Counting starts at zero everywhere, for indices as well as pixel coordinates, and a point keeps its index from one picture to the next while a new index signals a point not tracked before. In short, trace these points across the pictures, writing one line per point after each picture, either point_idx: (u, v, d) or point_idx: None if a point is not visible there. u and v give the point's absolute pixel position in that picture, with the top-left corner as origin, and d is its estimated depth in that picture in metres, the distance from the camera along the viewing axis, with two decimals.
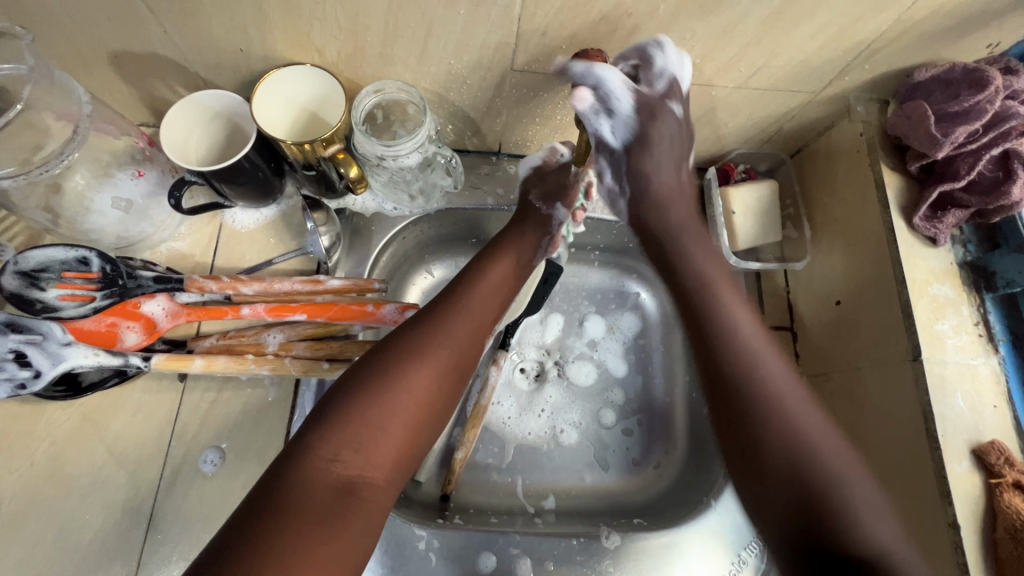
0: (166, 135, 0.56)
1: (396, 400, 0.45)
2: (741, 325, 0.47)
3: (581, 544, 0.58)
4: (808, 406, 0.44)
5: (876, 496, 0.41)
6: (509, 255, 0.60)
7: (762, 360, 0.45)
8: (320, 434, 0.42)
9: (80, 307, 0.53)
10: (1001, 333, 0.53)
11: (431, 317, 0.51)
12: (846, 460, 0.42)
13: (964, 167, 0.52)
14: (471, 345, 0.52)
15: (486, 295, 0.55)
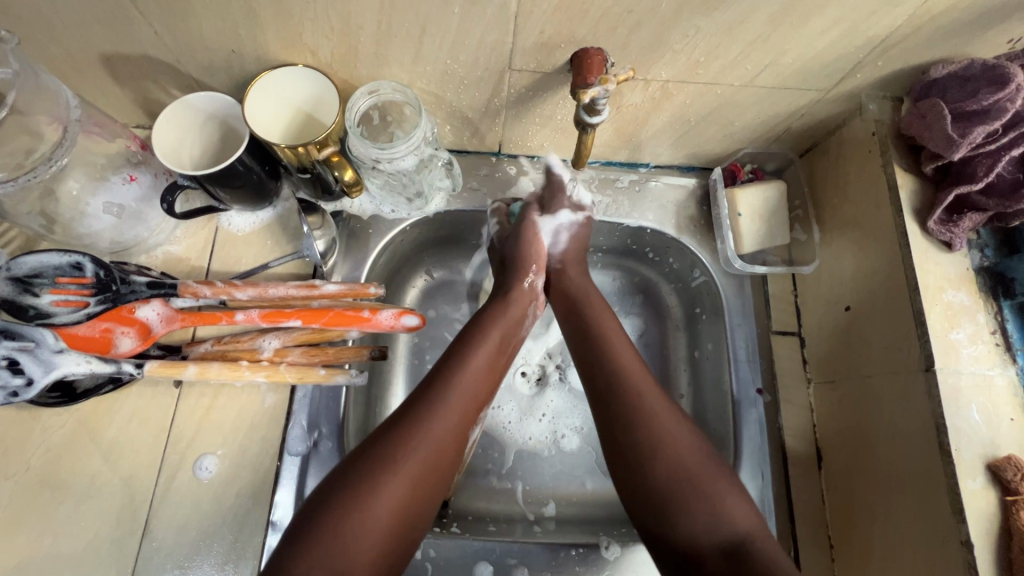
0: (159, 137, 0.54)
1: (374, 509, 0.43)
2: (636, 380, 0.53)
3: (580, 555, 0.57)
4: (678, 424, 0.50)
5: (733, 485, 0.48)
6: (493, 338, 0.57)
7: (657, 417, 0.50)
8: (304, 546, 0.41)
9: (73, 312, 0.53)
10: (1020, 341, 0.50)
11: (412, 413, 0.49)
12: (712, 468, 0.48)
13: (982, 168, 0.50)
14: (454, 441, 0.49)
15: (478, 377, 0.54)
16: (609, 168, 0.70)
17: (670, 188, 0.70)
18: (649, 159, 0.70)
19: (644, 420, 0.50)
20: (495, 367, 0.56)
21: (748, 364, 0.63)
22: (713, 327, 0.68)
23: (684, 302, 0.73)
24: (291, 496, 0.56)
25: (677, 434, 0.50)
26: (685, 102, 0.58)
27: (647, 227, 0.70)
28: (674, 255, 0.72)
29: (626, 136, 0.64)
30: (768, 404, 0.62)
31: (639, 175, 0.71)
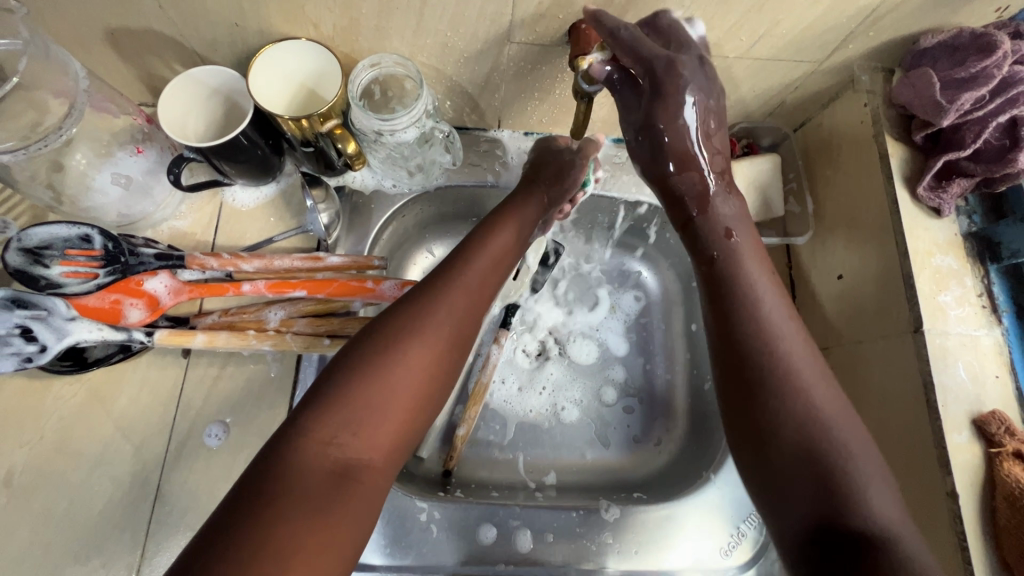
0: (165, 113, 0.56)
1: (394, 377, 0.42)
2: (787, 348, 0.45)
3: (581, 516, 0.59)
4: (825, 394, 0.43)
5: (880, 480, 0.40)
6: (505, 228, 0.56)
7: (805, 392, 0.43)
8: (321, 411, 0.40)
9: (83, 284, 0.54)
10: (1006, 303, 0.52)
11: (425, 294, 0.47)
12: (863, 454, 0.41)
13: (969, 136, 0.51)
14: (471, 322, 0.49)
15: (492, 267, 0.53)
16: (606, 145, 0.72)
17: None
18: None
19: (797, 396, 0.42)
20: (506, 257, 0.55)
21: None
22: None
23: (681, 278, 0.77)
24: None
25: (821, 411, 0.42)
26: None
27: (644, 202, 0.71)
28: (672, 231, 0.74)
29: None
30: None
31: None
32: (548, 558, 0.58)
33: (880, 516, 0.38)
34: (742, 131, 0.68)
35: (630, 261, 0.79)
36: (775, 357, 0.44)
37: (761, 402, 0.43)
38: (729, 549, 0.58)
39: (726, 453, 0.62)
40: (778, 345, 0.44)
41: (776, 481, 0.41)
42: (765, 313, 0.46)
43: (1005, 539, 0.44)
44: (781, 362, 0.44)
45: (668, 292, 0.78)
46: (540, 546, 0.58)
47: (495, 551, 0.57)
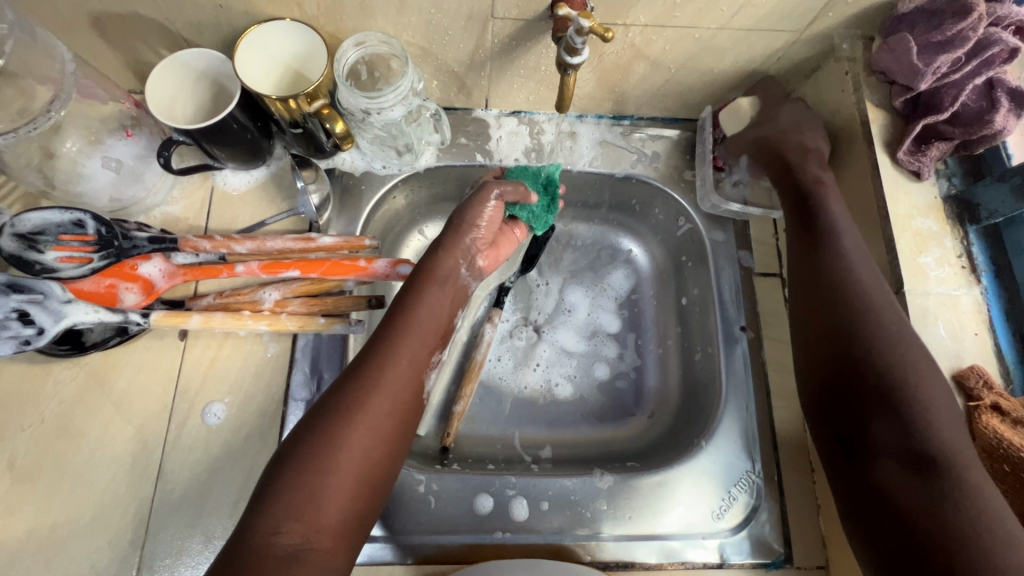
0: (152, 95, 0.55)
1: (335, 461, 0.42)
2: (873, 295, 0.50)
3: (575, 484, 0.61)
4: (898, 323, 0.48)
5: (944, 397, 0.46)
6: (440, 286, 0.54)
7: (887, 326, 0.48)
8: (264, 505, 0.40)
9: (79, 268, 0.55)
10: (984, 263, 0.53)
11: (362, 374, 0.46)
12: (930, 378, 0.46)
13: (947, 99, 0.52)
14: (413, 388, 0.48)
15: (423, 326, 0.51)
16: (595, 122, 0.72)
17: (656, 139, 0.72)
18: (633, 111, 0.72)
19: (881, 325, 0.48)
20: (444, 317, 0.54)
21: (733, 305, 0.67)
22: (697, 272, 0.72)
23: (670, 252, 0.77)
24: None
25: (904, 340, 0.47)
26: (664, 47, 0.59)
27: (633, 176, 0.72)
28: (658, 205, 0.74)
29: (610, 86, 0.66)
30: (752, 340, 0.66)
31: (623, 128, 0.72)
32: (543, 526, 0.59)
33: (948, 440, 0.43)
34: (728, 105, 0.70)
35: (619, 238, 0.80)
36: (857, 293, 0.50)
37: (845, 345, 0.49)
38: (721, 512, 0.60)
39: (717, 420, 0.63)
40: (858, 288, 0.50)
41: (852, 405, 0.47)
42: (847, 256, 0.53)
43: None
44: (862, 295, 0.50)
45: (657, 268, 0.78)
46: (535, 514, 0.59)
47: (492, 521, 0.59)
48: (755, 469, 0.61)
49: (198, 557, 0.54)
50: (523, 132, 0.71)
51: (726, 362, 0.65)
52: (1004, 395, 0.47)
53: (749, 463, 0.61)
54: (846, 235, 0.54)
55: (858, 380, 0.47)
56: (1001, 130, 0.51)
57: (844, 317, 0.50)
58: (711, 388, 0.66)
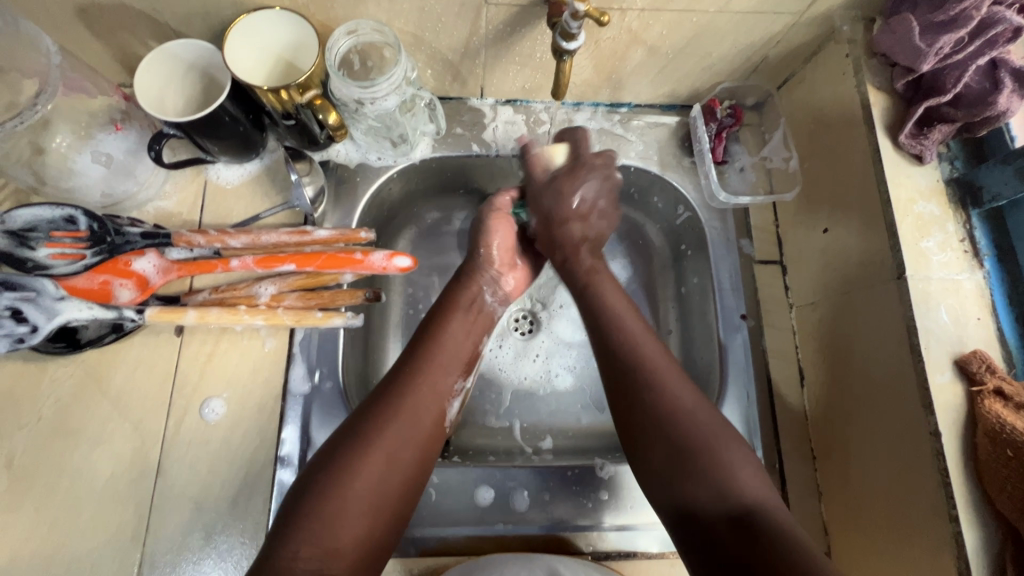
0: (142, 88, 0.55)
1: (356, 482, 0.44)
2: (651, 358, 0.53)
3: (576, 475, 0.60)
4: (698, 406, 0.50)
5: (744, 457, 0.48)
6: (460, 315, 0.59)
7: (673, 393, 0.50)
8: (289, 527, 0.42)
9: (71, 265, 0.54)
10: (987, 247, 0.52)
11: (386, 402, 0.49)
12: (721, 436, 0.48)
13: (949, 81, 0.51)
14: (433, 415, 0.51)
15: (445, 356, 0.55)
16: (592, 110, 0.71)
17: (654, 127, 0.72)
18: (630, 98, 0.71)
19: (661, 395, 0.50)
20: (467, 346, 0.58)
21: (733, 293, 0.67)
22: (698, 260, 0.71)
23: (670, 241, 0.76)
24: (296, 432, 0.58)
25: (708, 409, 0.50)
26: (662, 31, 0.58)
27: (631, 165, 0.71)
28: (658, 194, 0.73)
29: (607, 73, 0.65)
30: (752, 328, 0.66)
31: (621, 115, 0.72)
32: (544, 515, 0.59)
33: (747, 492, 0.45)
34: (726, 91, 0.70)
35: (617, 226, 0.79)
36: (638, 369, 0.52)
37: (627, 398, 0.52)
38: None
39: (717, 409, 0.63)
40: (648, 363, 0.53)
41: (645, 444, 0.49)
42: (634, 345, 0.54)
43: (985, 472, 0.45)
44: (645, 375, 0.52)
45: (654, 258, 0.77)
46: (536, 505, 0.59)
47: (493, 513, 0.59)
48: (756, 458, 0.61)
49: (199, 553, 0.54)
50: (520, 121, 0.70)
51: (727, 351, 0.65)
52: (1006, 379, 0.47)
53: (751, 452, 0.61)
54: (642, 337, 0.55)
55: (652, 424, 0.49)
56: (1005, 111, 0.50)
57: (630, 376, 0.52)
58: (711, 378, 0.66)
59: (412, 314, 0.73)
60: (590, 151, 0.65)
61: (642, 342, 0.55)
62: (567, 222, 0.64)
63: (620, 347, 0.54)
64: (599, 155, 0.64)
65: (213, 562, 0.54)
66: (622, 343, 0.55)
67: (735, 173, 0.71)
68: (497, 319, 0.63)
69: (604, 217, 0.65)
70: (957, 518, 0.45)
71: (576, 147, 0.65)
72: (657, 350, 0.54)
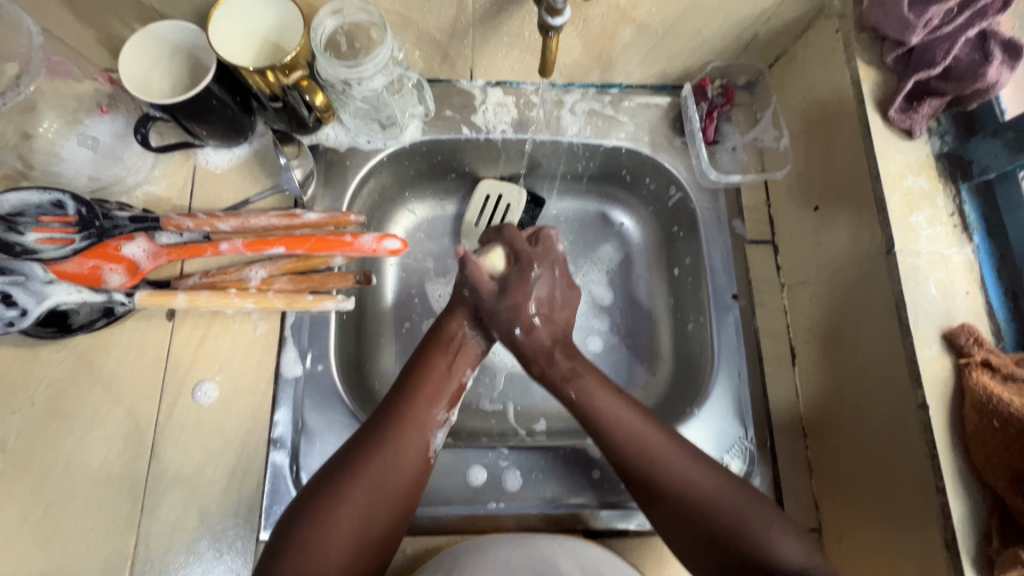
0: (127, 71, 0.54)
1: (334, 515, 0.46)
2: (631, 420, 0.54)
3: (567, 454, 0.61)
4: (701, 468, 0.51)
5: (780, 524, 0.48)
6: (443, 354, 0.58)
7: (683, 475, 0.50)
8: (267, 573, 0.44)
9: (59, 249, 0.54)
10: (977, 222, 0.52)
11: (366, 438, 0.51)
12: (756, 514, 0.48)
13: (940, 52, 0.51)
14: (417, 452, 0.52)
15: (426, 395, 0.55)
16: (582, 92, 0.71)
17: (645, 107, 0.71)
18: (621, 79, 0.70)
19: (670, 476, 0.50)
20: (452, 379, 0.57)
21: (724, 274, 0.67)
22: (689, 242, 0.71)
23: (663, 223, 0.75)
24: (289, 415, 0.59)
25: (734, 488, 0.50)
26: (650, 9, 0.57)
27: (622, 146, 0.70)
28: (649, 175, 0.73)
29: (597, 53, 0.64)
30: (743, 308, 0.66)
31: (611, 97, 0.71)
32: (536, 494, 0.59)
33: (791, 557, 0.46)
34: (717, 71, 0.70)
35: (611, 208, 0.78)
36: (643, 459, 0.52)
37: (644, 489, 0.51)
38: None
39: (708, 387, 0.63)
40: (657, 453, 0.52)
41: (673, 532, 0.50)
42: (618, 414, 0.55)
43: (972, 443, 0.45)
44: (654, 462, 0.51)
45: (647, 241, 0.77)
46: (528, 484, 0.60)
47: (486, 492, 0.59)
48: (748, 435, 0.61)
49: (193, 534, 0.55)
50: (510, 103, 0.70)
51: (718, 331, 0.65)
52: (994, 351, 0.47)
53: (741, 430, 0.61)
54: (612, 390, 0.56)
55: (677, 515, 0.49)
56: (994, 83, 0.50)
57: (639, 466, 0.52)
58: (703, 359, 0.66)
59: (406, 299, 0.74)
60: (525, 242, 0.63)
61: (621, 409, 0.55)
62: (532, 329, 0.59)
63: (627, 451, 0.52)
64: (540, 245, 0.63)
65: (208, 544, 0.55)
66: (596, 401, 0.56)
67: (726, 154, 0.71)
68: (482, 353, 0.61)
69: (564, 308, 0.62)
70: (943, 489, 0.46)
71: (512, 245, 0.62)
72: (638, 412, 0.55)
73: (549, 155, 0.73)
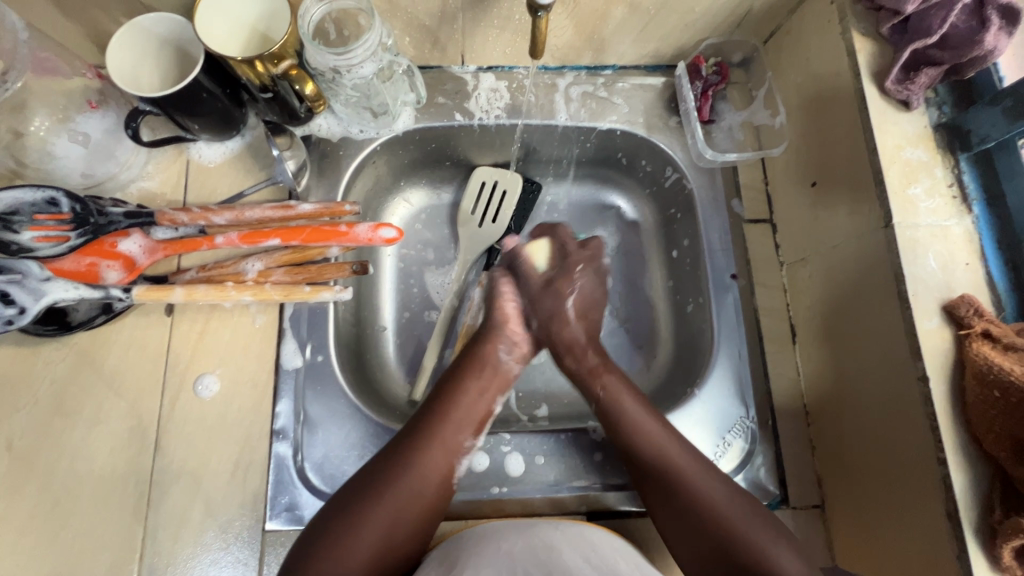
0: (114, 61, 0.54)
1: (357, 536, 0.48)
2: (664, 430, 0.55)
3: (569, 438, 0.61)
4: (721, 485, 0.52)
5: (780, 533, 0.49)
6: (478, 377, 0.58)
7: (705, 490, 0.52)
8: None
9: (56, 247, 0.53)
10: (976, 192, 0.52)
11: (394, 461, 0.52)
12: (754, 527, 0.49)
13: (936, 22, 0.50)
14: (438, 482, 0.53)
15: (457, 420, 0.56)
16: (574, 75, 0.70)
17: (640, 88, 0.70)
18: (613, 60, 0.70)
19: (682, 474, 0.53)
20: (482, 405, 0.58)
21: (722, 253, 0.66)
22: (687, 223, 0.70)
23: (660, 206, 0.75)
24: (291, 405, 0.59)
25: (735, 498, 0.51)
26: None
27: (616, 129, 0.70)
28: (645, 157, 0.72)
29: (589, 33, 0.63)
30: (743, 288, 0.66)
31: (605, 78, 0.71)
32: (538, 478, 0.59)
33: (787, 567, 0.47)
34: (711, 48, 0.69)
35: (607, 193, 0.78)
36: (664, 468, 0.53)
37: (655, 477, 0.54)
38: (716, 458, 0.60)
39: (709, 367, 0.63)
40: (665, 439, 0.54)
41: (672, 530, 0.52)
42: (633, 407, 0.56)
43: (973, 413, 0.45)
44: (672, 470, 0.53)
45: (645, 224, 0.76)
46: (530, 469, 0.60)
47: (488, 477, 0.59)
48: (749, 415, 0.61)
49: (200, 525, 0.55)
50: (502, 88, 0.69)
51: (719, 311, 0.64)
52: (994, 322, 0.47)
53: (742, 409, 0.61)
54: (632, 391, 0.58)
55: (684, 524, 0.51)
56: (992, 51, 0.50)
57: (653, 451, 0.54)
58: (702, 340, 0.66)
59: (405, 288, 0.73)
60: (575, 243, 0.66)
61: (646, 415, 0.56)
62: (569, 324, 0.62)
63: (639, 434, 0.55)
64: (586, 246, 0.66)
65: (215, 534, 0.55)
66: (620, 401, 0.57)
67: (722, 133, 0.70)
68: (515, 376, 0.62)
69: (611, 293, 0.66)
70: (945, 460, 0.45)
71: (561, 245, 0.65)
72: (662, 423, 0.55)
73: (543, 140, 0.72)
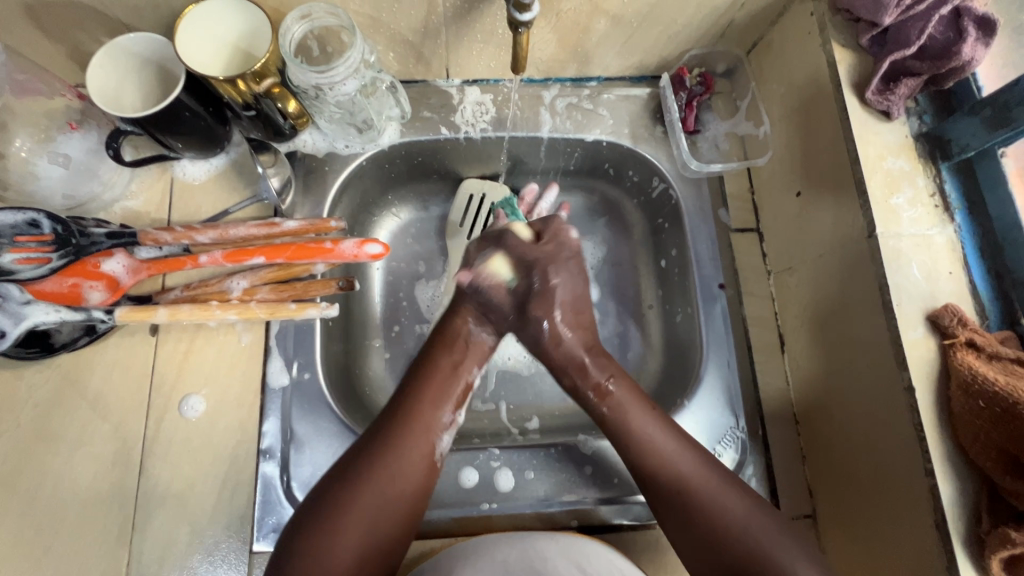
0: (94, 81, 0.54)
1: (338, 531, 0.46)
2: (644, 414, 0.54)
3: (560, 452, 0.61)
4: (728, 488, 0.50)
5: (785, 528, 0.48)
6: (449, 354, 0.56)
7: (676, 467, 0.51)
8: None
9: (37, 269, 0.52)
10: (958, 201, 0.52)
11: (368, 451, 0.50)
12: (756, 515, 0.48)
13: (914, 32, 0.50)
14: (417, 465, 0.51)
15: (429, 402, 0.53)
16: (559, 86, 0.70)
17: (625, 99, 0.71)
18: (598, 72, 0.70)
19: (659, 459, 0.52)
20: (458, 379, 0.56)
21: (710, 263, 0.66)
22: (675, 233, 0.70)
23: (648, 215, 0.75)
24: (278, 424, 0.59)
25: (718, 478, 0.50)
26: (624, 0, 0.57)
27: (601, 140, 0.70)
28: (633, 167, 0.72)
29: (572, 46, 0.64)
30: (730, 297, 0.66)
31: (590, 90, 0.71)
32: (529, 494, 0.59)
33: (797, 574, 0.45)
34: (696, 58, 0.69)
35: (595, 203, 0.78)
36: (662, 464, 0.51)
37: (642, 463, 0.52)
38: None
39: (699, 378, 0.63)
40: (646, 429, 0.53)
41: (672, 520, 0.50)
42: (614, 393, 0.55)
43: (959, 423, 0.45)
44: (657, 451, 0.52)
45: (634, 234, 0.76)
46: (520, 483, 0.59)
47: (478, 493, 0.59)
48: (739, 425, 0.61)
49: (186, 550, 0.54)
50: (488, 101, 0.69)
51: (708, 320, 0.64)
52: (978, 331, 0.47)
53: (733, 419, 0.61)
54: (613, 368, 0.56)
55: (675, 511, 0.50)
56: (969, 61, 0.50)
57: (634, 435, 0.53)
58: (692, 350, 0.66)
59: (394, 302, 0.73)
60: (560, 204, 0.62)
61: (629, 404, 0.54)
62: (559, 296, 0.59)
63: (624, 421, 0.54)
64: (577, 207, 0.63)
65: (202, 557, 0.55)
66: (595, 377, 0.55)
67: (707, 143, 0.71)
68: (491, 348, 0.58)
69: None
70: (932, 471, 0.45)
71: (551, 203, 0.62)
72: (670, 429, 0.53)
73: (530, 151, 0.72)
